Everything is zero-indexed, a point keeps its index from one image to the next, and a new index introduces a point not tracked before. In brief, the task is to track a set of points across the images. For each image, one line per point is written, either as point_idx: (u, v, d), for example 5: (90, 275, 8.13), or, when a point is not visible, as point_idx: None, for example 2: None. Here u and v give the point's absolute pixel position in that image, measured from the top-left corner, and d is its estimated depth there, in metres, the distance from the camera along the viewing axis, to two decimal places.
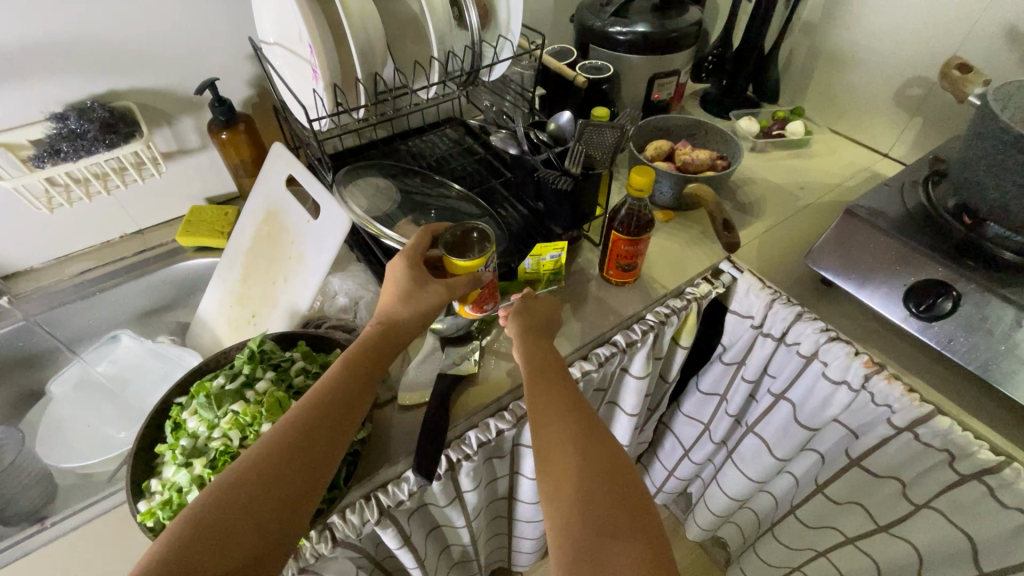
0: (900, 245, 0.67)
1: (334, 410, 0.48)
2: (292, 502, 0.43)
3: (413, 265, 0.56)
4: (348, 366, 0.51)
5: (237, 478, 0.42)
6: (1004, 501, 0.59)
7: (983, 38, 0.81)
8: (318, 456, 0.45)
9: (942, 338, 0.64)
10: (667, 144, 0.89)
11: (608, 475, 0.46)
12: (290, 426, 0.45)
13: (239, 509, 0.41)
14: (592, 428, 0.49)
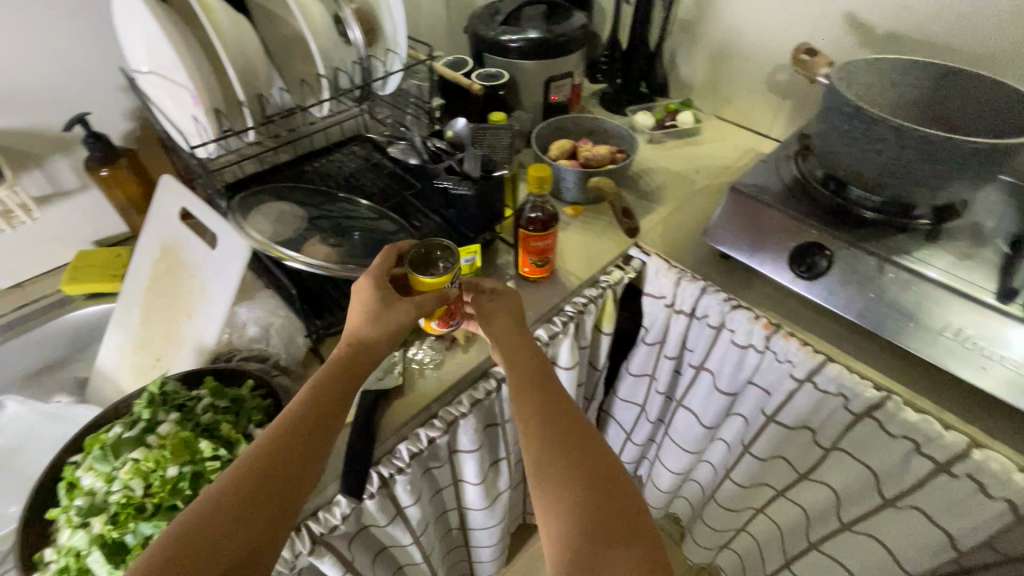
0: (781, 214, 0.73)
1: (304, 432, 0.47)
2: (260, 530, 0.42)
3: (382, 285, 0.56)
4: (318, 386, 0.50)
5: (203, 510, 0.41)
6: (892, 431, 0.65)
7: (829, 25, 0.91)
8: (287, 481, 0.44)
9: (824, 294, 0.70)
10: (569, 142, 0.93)
11: (591, 468, 0.46)
12: (260, 452, 0.44)
13: (203, 543, 0.39)
14: (574, 420, 0.50)
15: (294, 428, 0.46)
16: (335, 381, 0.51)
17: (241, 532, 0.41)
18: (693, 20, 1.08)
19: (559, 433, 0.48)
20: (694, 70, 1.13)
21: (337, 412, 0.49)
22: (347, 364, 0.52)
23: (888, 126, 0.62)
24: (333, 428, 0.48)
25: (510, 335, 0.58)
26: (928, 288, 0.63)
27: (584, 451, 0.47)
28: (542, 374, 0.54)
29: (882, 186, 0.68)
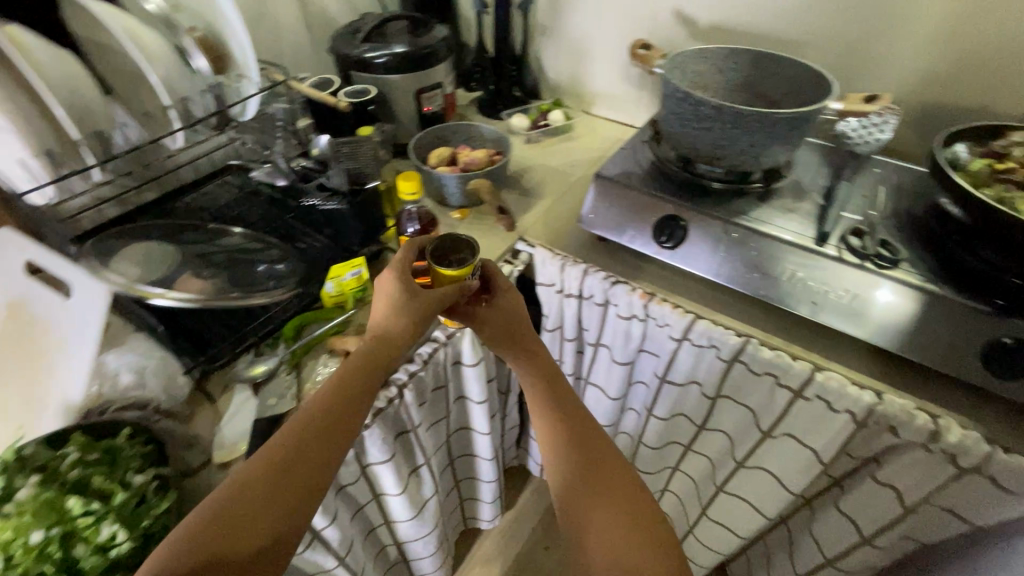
0: (642, 193, 0.80)
1: (326, 434, 0.50)
2: (280, 527, 0.46)
3: (407, 275, 0.59)
4: (345, 383, 0.53)
5: (227, 497, 0.45)
6: (756, 370, 0.74)
7: (665, 22, 1.01)
8: (305, 482, 0.48)
9: (686, 259, 0.79)
10: (448, 150, 0.97)
11: (604, 477, 0.55)
12: (281, 448, 0.48)
13: (227, 529, 0.44)
14: (588, 433, 0.59)
15: (318, 430, 0.50)
16: (360, 383, 0.54)
17: (262, 525, 0.45)
18: (550, 25, 1.16)
19: (570, 442, 0.58)
20: (559, 71, 1.21)
21: (357, 415, 0.52)
22: (369, 364, 0.55)
23: (710, 106, 0.71)
24: (353, 432, 0.51)
25: (516, 335, 0.65)
26: (763, 241, 0.73)
27: (597, 463, 0.56)
28: (558, 384, 0.63)
29: (717, 158, 0.77)
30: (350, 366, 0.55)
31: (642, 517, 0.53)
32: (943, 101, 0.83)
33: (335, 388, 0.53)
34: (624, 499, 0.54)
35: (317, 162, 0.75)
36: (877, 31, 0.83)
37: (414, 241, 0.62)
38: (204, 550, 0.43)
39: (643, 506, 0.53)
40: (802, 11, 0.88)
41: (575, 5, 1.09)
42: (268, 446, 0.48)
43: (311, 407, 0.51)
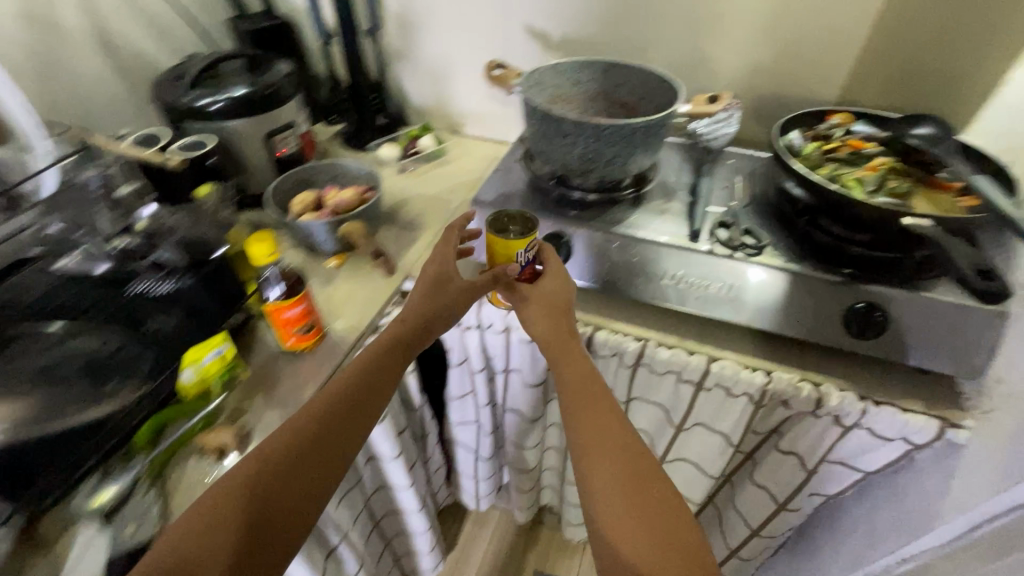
0: (521, 213, 0.79)
1: (338, 431, 0.59)
2: (295, 514, 0.55)
3: (450, 257, 0.71)
4: (367, 378, 0.64)
5: (253, 475, 0.54)
6: (658, 370, 0.76)
7: (517, 39, 1.02)
8: (315, 474, 0.57)
9: (575, 271, 0.79)
10: (312, 194, 0.89)
11: (638, 490, 0.54)
12: (306, 438, 0.57)
13: (247, 506, 0.52)
14: (629, 442, 0.57)
15: (335, 425, 0.59)
16: (373, 386, 0.64)
17: (282, 506, 0.54)
18: (404, 49, 1.11)
19: (606, 445, 0.57)
20: (423, 94, 1.17)
21: (370, 414, 0.62)
22: (384, 364, 0.65)
23: (570, 122, 0.71)
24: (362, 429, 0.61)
25: (557, 326, 0.66)
26: (640, 245, 0.75)
27: (636, 474, 0.55)
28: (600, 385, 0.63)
29: (587, 171, 0.77)
30: (365, 365, 0.65)
31: (675, 541, 0.51)
32: (773, 92, 0.91)
33: (350, 389, 0.62)
34: (658, 521, 0.52)
35: (145, 239, 0.64)
36: (708, 33, 0.89)
37: (453, 225, 0.74)
38: (228, 519, 0.51)
39: (682, 528, 0.52)
40: (641, 19, 0.92)
41: (426, 28, 1.06)
42: (290, 430, 0.58)
43: (326, 400, 0.61)
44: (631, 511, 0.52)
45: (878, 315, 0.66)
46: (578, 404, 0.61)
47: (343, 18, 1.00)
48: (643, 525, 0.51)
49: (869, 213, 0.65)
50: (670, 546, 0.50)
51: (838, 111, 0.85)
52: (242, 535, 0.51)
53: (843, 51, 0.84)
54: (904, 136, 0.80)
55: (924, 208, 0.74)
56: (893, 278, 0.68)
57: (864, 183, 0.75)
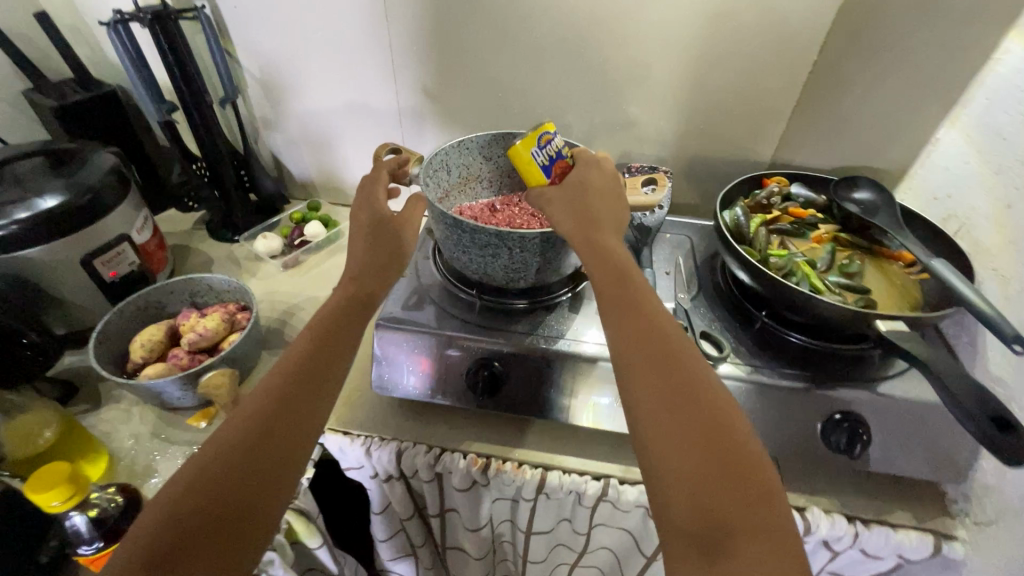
0: (440, 336, 0.64)
1: (304, 391, 0.49)
2: (279, 487, 0.44)
3: (377, 206, 0.63)
4: (332, 332, 0.54)
5: (219, 452, 0.43)
6: (623, 507, 0.64)
7: (413, 103, 0.87)
8: (292, 440, 0.46)
9: (512, 402, 0.64)
10: (160, 329, 0.68)
11: (678, 394, 0.44)
12: (277, 402, 0.47)
13: (219, 487, 0.41)
14: (667, 343, 0.48)
15: (308, 383, 0.49)
16: (339, 333, 0.54)
17: (260, 479, 0.43)
18: (275, 117, 0.92)
19: (644, 351, 0.47)
20: (307, 166, 0.99)
21: (340, 363, 0.52)
22: (348, 310, 0.56)
23: (488, 233, 0.57)
24: (339, 377, 0.52)
25: (582, 228, 0.56)
26: (586, 367, 0.62)
27: (680, 379, 0.45)
28: (634, 285, 0.53)
29: (514, 280, 0.64)
30: (328, 315, 0.55)
31: (731, 452, 0.41)
32: (703, 155, 0.84)
33: (317, 339, 0.53)
34: (709, 433, 0.42)
35: None
36: (627, 96, 0.80)
37: (380, 165, 0.66)
38: (198, 508, 0.40)
39: (739, 438, 0.42)
40: (553, 81, 0.81)
41: (301, 93, 0.88)
42: (255, 397, 0.47)
43: (298, 355, 0.51)
44: (681, 421, 0.43)
45: (862, 434, 0.57)
46: (612, 312, 0.51)
47: (184, 89, 0.80)
48: (696, 438, 0.42)
49: (835, 312, 0.58)
50: (724, 459, 0.41)
51: (773, 175, 0.78)
52: (221, 522, 0.40)
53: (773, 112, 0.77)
54: (842, 201, 0.75)
55: (878, 288, 0.68)
56: (860, 377, 0.62)
57: (814, 262, 0.69)
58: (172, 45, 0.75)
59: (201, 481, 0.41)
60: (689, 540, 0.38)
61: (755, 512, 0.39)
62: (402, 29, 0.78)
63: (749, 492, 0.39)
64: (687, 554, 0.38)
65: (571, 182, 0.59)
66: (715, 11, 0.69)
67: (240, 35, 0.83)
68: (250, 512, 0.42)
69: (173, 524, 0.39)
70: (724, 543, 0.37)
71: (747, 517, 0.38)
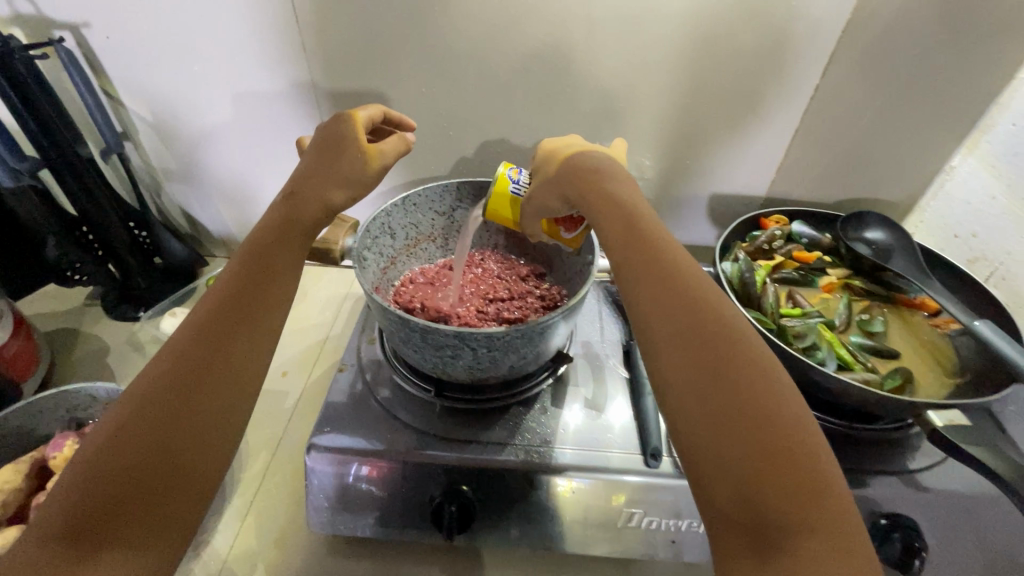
0: (396, 457, 0.51)
1: (228, 343, 0.36)
2: (216, 456, 0.33)
3: (351, 121, 0.51)
4: (262, 275, 0.40)
5: (133, 411, 0.32)
6: None
7: None
8: (230, 396, 0.35)
9: (489, 536, 0.51)
10: (23, 464, 0.53)
11: (720, 367, 0.33)
12: (210, 345, 0.35)
13: (141, 455, 0.31)
14: (692, 287, 0.37)
15: (244, 322, 0.37)
16: (278, 262, 0.41)
17: (191, 444, 0.32)
18: (178, 166, 0.76)
19: (658, 283, 0.37)
20: (225, 220, 0.82)
21: (275, 303, 0.40)
22: (284, 236, 0.43)
23: (445, 334, 0.44)
24: (280, 315, 0.40)
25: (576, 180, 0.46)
26: (583, 487, 0.50)
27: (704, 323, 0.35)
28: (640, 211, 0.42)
29: (482, 378, 0.51)
30: (265, 237, 0.42)
31: (780, 414, 0.32)
32: (690, 193, 0.73)
33: (252, 266, 0.40)
34: (759, 396, 0.32)
35: None
36: (600, 132, 0.68)
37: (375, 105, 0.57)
38: (111, 483, 0.29)
39: (776, 390, 0.33)
40: (513, 117, 0.68)
41: (207, 136, 0.72)
42: (176, 340, 0.35)
43: (235, 285, 0.39)
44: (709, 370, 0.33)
45: (919, 548, 0.46)
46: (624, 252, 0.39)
47: (45, 144, 0.63)
48: (726, 391, 0.32)
49: (876, 400, 0.48)
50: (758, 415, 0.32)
51: (771, 215, 0.68)
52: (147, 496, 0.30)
53: (768, 143, 0.67)
54: (852, 241, 0.66)
55: (906, 348, 0.58)
56: (889, 466, 0.53)
57: (833, 322, 0.58)
58: (20, 89, 0.58)
59: (114, 449, 0.30)
60: (741, 525, 0.29)
61: (817, 501, 0.30)
62: (326, 60, 0.64)
63: (796, 458, 0.30)
64: (738, 541, 0.29)
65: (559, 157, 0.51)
66: (700, 33, 0.58)
67: (117, 70, 0.66)
68: (183, 482, 0.31)
69: (78, 509, 0.29)
70: (770, 523, 0.29)
71: (796, 494, 0.30)
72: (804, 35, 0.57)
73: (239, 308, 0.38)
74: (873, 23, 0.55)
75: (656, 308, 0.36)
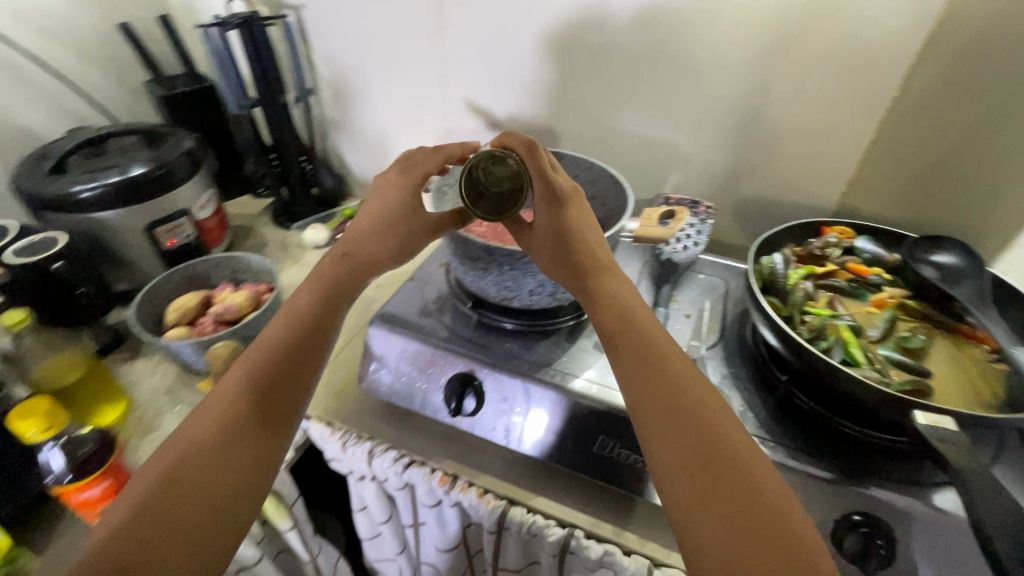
0: (430, 348, 0.65)
1: (269, 395, 0.45)
2: (254, 485, 0.42)
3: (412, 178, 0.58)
4: (303, 334, 0.50)
5: (185, 454, 0.41)
6: (586, 562, 0.58)
7: (459, 117, 0.88)
8: (260, 445, 0.43)
9: (488, 426, 0.62)
10: (199, 296, 0.76)
11: (712, 467, 0.36)
12: (255, 395, 0.45)
13: (178, 501, 0.38)
14: (688, 387, 0.41)
15: (288, 375, 0.47)
16: (320, 320, 0.51)
17: (226, 490, 0.40)
18: (341, 119, 0.99)
19: (684, 444, 0.37)
20: (364, 167, 1.04)
21: (314, 354, 0.49)
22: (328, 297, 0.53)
23: (478, 246, 0.56)
24: (315, 379, 0.49)
25: (564, 251, 0.51)
26: (568, 402, 0.58)
27: (722, 457, 0.37)
28: (648, 327, 0.46)
29: (508, 299, 0.62)
30: (312, 304, 0.52)
31: (775, 510, 0.34)
32: (757, 194, 0.75)
33: (294, 326, 0.50)
34: (752, 492, 0.35)
35: None
36: (674, 124, 0.74)
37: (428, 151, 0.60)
38: (168, 512, 0.37)
39: (763, 485, 0.35)
40: (597, 102, 0.77)
41: (363, 99, 0.94)
42: (230, 389, 0.45)
43: (281, 340, 0.49)
44: (714, 496, 0.35)
45: (880, 547, 0.48)
46: (631, 360, 0.44)
47: (262, 89, 0.88)
48: (721, 487, 0.35)
49: (866, 391, 0.49)
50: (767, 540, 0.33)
51: (835, 225, 0.68)
52: (197, 518, 0.38)
53: (840, 153, 0.67)
54: (917, 263, 0.62)
55: (944, 371, 0.55)
56: (897, 476, 0.51)
57: (863, 329, 0.58)
58: (254, 47, 0.83)
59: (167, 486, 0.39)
60: None
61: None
62: (454, 41, 0.80)
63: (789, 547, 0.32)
64: None
65: (535, 149, 0.53)
66: (777, 36, 0.62)
67: (317, 41, 0.90)
68: (226, 510, 0.40)
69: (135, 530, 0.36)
70: None
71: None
72: (884, 45, 0.58)
73: (285, 363, 0.47)
74: (962, 36, 0.55)
75: (649, 420, 0.40)
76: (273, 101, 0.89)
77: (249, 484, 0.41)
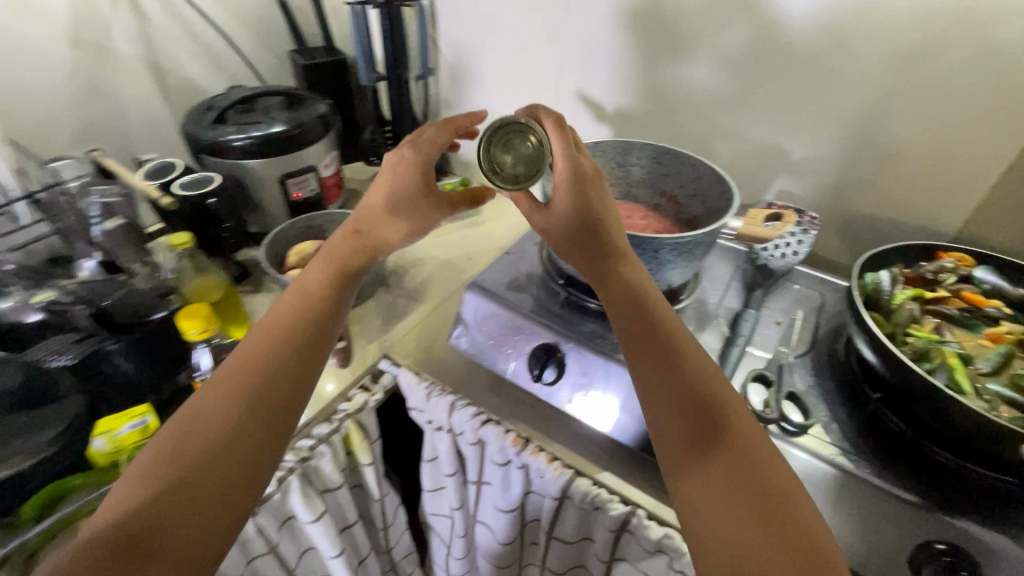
0: (518, 317, 0.69)
1: (271, 376, 0.47)
2: (259, 460, 0.43)
3: (424, 151, 0.58)
4: (307, 317, 0.51)
5: (187, 436, 0.42)
6: (643, 543, 0.60)
7: (567, 106, 0.91)
8: (267, 422, 0.45)
9: (565, 397, 0.65)
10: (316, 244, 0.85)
11: (742, 477, 0.37)
12: (258, 376, 0.46)
13: (185, 479, 0.40)
14: (703, 402, 0.41)
15: (291, 355, 0.48)
16: (325, 302, 0.53)
17: (229, 468, 0.42)
18: (454, 99, 1.05)
19: (713, 472, 0.38)
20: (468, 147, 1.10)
21: (318, 335, 0.51)
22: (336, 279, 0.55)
23: None
24: (321, 357, 0.50)
25: (581, 231, 0.53)
26: None
27: (742, 482, 0.37)
28: (679, 336, 0.46)
29: None
30: (320, 289, 0.54)
31: (801, 525, 0.35)
32: (869, 210, 0.73)
33: (296, 309, 0.52)
34: (778, 508, 0.36)
35: (92, 295, 0.65)
36: (788, 131, 0.73)
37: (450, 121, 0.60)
38: (173, 490, 0.39)
39: (786, 498, 0.36)
40: (710, 103, 0.78)
41: (478, 82, 0.99)
42: (230, 372, 0.46)
43: (285, 324, 0.50)
44: (741, 519, 0.35)
45: None
46: (655, 377, 0.44)
47: (390, 65, 0.95)
48: (747, 512, 0.36)
49: (970, 418, 0.47)
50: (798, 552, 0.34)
51: (954, 250, 0.65)
52: (201, 495, 0.40)
53: (970, 176, 0.64)
54: None
55: None
56: (992, 512, 0.49)
57: (972, 360, 0.55)
58: (391, 26, 0.91)
59: (168, 468, 0.40)
60: None
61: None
62: (575, 33, 0.83)
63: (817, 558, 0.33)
64: None
65: (563, 124, 0.55)
66: (918, 48, 0.60)
67: (444, 25, 0.96)
68: (229, 486, 0.41)
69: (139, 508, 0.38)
70: None
71: None
72: None
73: (291, 345, 0.49)
74: None
75: (667, 442, 0.41)
76: (398, 77, 0.97)
77: (256, 460, 0.43)
